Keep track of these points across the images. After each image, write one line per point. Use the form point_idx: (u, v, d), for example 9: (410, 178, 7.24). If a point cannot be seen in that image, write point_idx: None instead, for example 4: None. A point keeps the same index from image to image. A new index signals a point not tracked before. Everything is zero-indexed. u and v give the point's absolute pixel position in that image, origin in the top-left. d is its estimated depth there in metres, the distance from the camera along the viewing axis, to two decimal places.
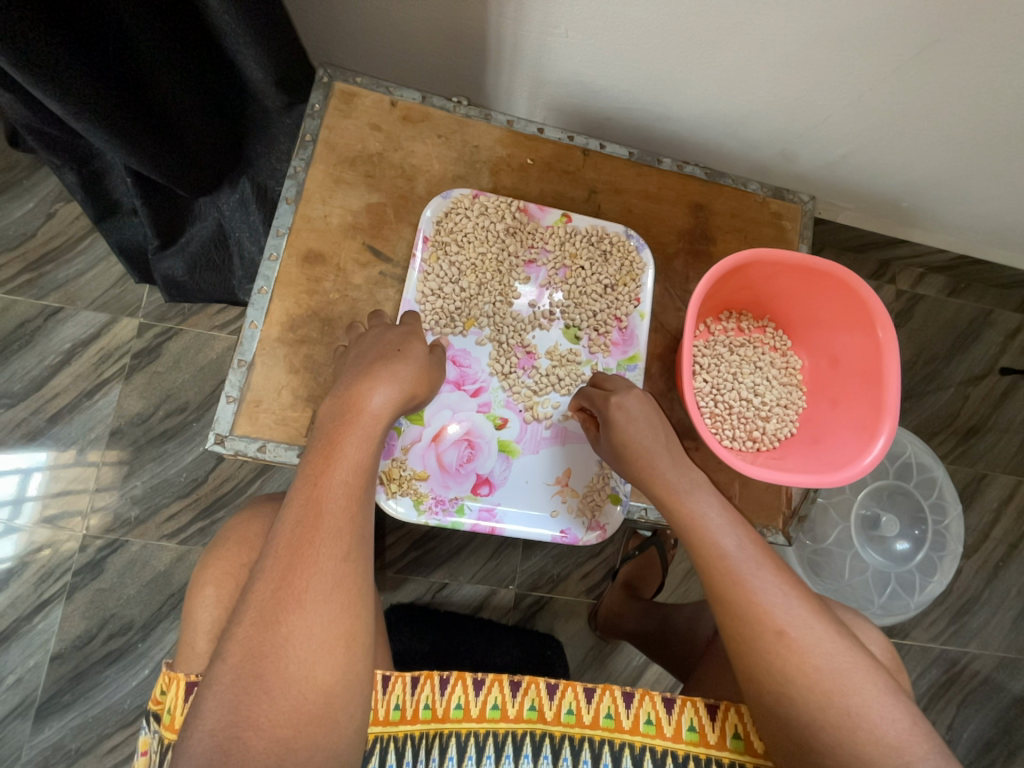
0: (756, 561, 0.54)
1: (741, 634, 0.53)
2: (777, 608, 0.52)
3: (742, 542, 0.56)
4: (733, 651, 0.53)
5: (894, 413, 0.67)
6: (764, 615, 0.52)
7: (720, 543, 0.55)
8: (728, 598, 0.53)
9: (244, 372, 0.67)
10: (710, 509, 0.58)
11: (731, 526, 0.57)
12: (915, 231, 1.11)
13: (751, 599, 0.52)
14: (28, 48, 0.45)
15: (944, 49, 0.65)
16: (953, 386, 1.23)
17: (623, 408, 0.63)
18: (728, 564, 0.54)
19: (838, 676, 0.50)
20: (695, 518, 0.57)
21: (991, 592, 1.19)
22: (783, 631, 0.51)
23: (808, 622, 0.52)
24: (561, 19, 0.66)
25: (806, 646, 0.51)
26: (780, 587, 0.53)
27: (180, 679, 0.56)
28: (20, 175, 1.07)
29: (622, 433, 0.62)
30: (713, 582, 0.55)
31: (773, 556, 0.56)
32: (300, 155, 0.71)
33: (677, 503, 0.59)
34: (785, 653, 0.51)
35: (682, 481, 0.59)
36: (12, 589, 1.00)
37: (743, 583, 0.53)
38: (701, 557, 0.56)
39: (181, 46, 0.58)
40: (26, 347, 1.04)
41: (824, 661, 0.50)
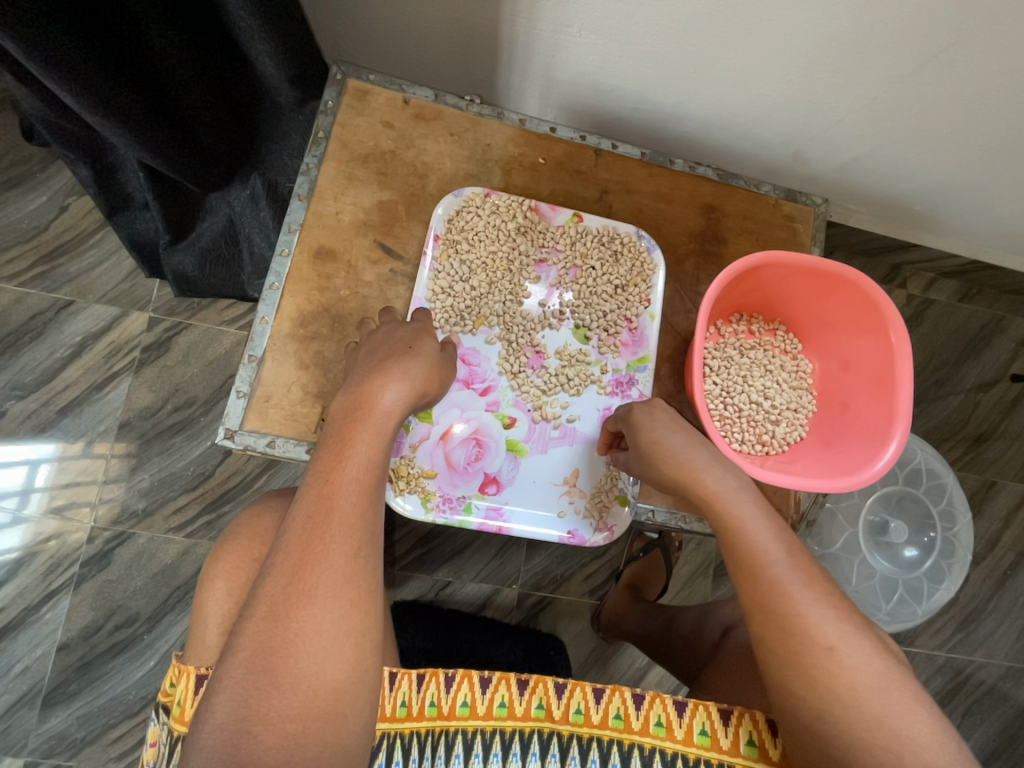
0: (803, 574, 0.54)
1: (780, 643, 0.52)
2: (826, 623, 0.51)
3: (790, 553, 0.55)
4: (774, 663, 0.52)
5: (906, 418, 0.67)
6: (813, 630, 0.51)
7: (761, 548, 0.55)
8: (774, 609, 0.53)
9: (255, 368, 0.67)
10: (751, 513, 0.57)
11: (776, 535, 0.56)
12: (927, 236, 1.10)
13: (799, 612, 0.52)
14: (43, 41, 0.45)
15: (961, 51, 0.65)
16: (963, 392, 1.22)
17: (648, 412, 0.65)
18: (775, 574, 0.54)
19: (884, 694, 0.49)
20: (740, 525, 0.57)
21: (999, 600, 1.19)
22: (832, 647, 0.51)
23: (855, 638, 0.51)
24: (576, 18, 0.66)
25: (855, 664, 0.50)
26: (827, 602, 0.53)
27: (190, 671, 0.57)
28: (33, 168, 1.08)
29: (651, 434, 0.63)
30: (757, 591, 0.54)
31: (818, 569, 0.56)
32: (312, 151, 0.71)
33: (723, 509, 0.58)
34: (833, 670, 0.50)
35: (722, 484, 0.59)
36: (20, 578, 1.01)
37: (790, 595, 0.53)
38: (745, 562, 0.55)
39: (197, 43, 0.58)
40: (37, 339, 1.05)
41: (872, 679, 0.50)
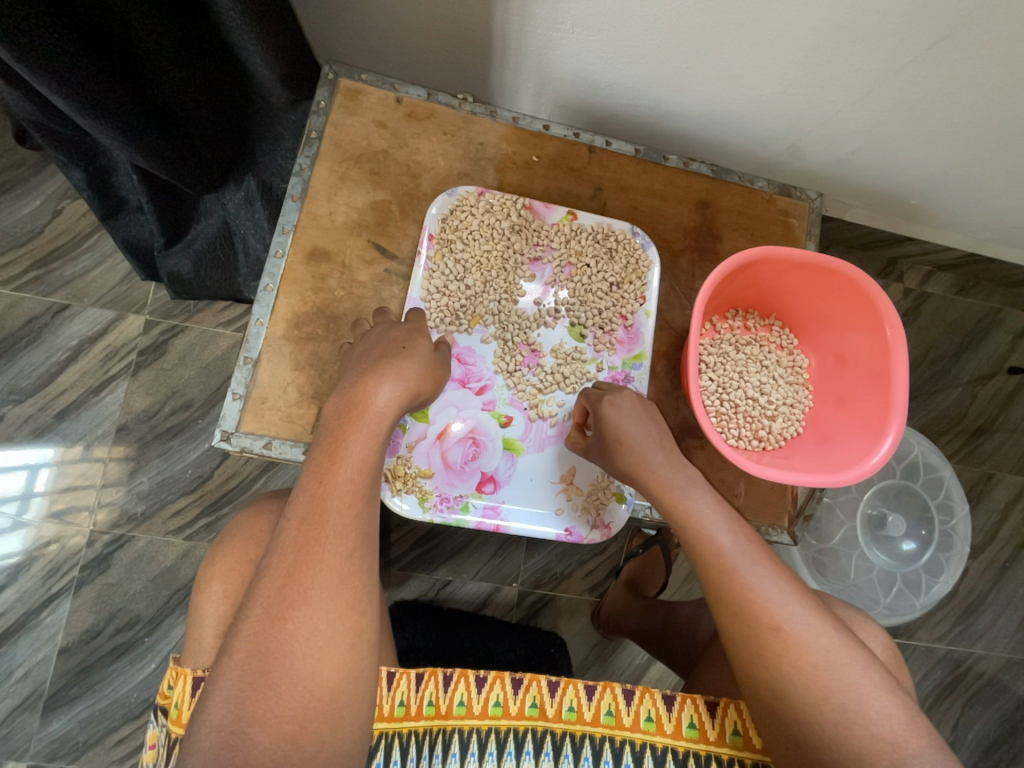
0: (750, 558, 0.54)
1: (734, 630, 0.53)
2: (774, 604, 0.52)
3: (737, 538, 0.56)
4: (732, 647, 0.53)
5: (901, 413, 0.67)
6: (760, 611, 0.52)
7: (710, 538, 0.56)
8: (724, 594, 0.53)
9: (250, 369, 0.67)
10: (706, 505, 0.58)
11: (728, 524, 0.57)
12: (923, 229, 1.10)
13: (747, 595, 0.52)
14: (34, 44, 0.45)
15: (954, 43, 0.65)
16: (961, 385, 1.22)
17: (616, 405, 0.65)
18: (723, 560, 0.54)
19: (833, 670, 0.49)
20: (689, 515, 0.58)
21: (997, 593, 1.19)
22: (779, 627, 0.51)
23: (804, 617, 0.51)
24: (567, 14, 0.66)
25: (803, 642, 0.50)
26: (776, 583, 0.53)
27: (188, 674, 0.57)
28: (28, 173, 1.07)
29: (615, 427, 0.63)
30: (710, 579, 0.55)
31: (769, 552, 0.56)
32: (305, 152, 0.71)
33: (673, 499, 0.59)
34: (781, 649, 0.50)
35: (671, 476, 0.60)
36: (20, 583, 1.01)
37: (739, 579, 0.53)
38: (697, 553, 0.56)
39: (189, 45, 0.58)
40: (34, 344, 1.05)
41: (821, 656, 0.50)
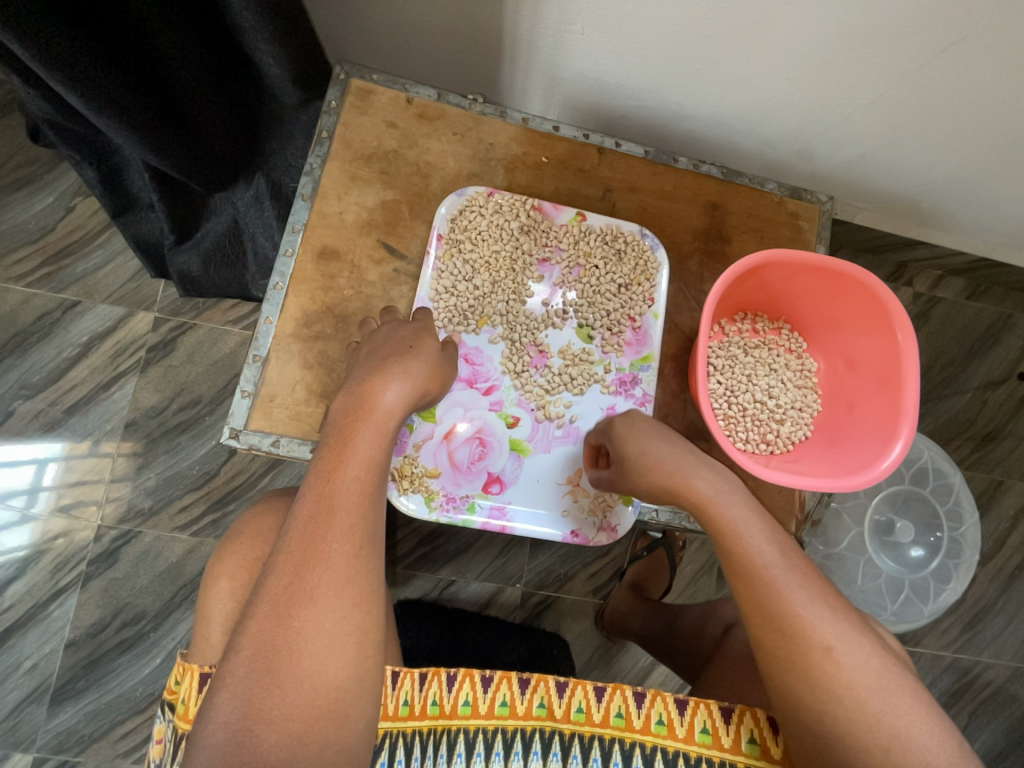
0: (798, 575, 0.54)
1: (778, 647, 0.52)
2: (824, 623, 0.51)
3: (783, 552, 0.55)
4: (772, 665, 0.52)
5: (912, 417, 0.66)
6: (811, 631, 0.51)
7: (756, 550, 0.55)
8: (771, 611, 0.52)
9: (259, 367, 0.68)
10: (750, 517, 0.57)
11: (772, 537, 0.56)
12: (934, 233, 1.09)
13: (796, 613, 0.51)
14: (50, 43, 0.45)
15: (969, 47, 0.64)
16: (971, 391, 1.21)
17: (632, 426, 0.66)
18: (771, 575, 0.53)
19: (883, 693, 0.49)
20: (733, 528, 0.56)
21: (1006, 601, 1.18)
22: (831, 647, 0.50)
23: (853, 638, 0.51)
24: (579, 15, 0.65)
25: (853, 663, 0.50)
26: (823, 602, 0.52)
27: (195, 670, 0.57)
28: (40, 170, 1.08)
29: (639, 446, 0.63)
30: (755, 594, 0.53)
31: (813, 569, 0.55)
32: (316, 151, 0.72)
33: (717, 510, 0.58)
34: (831, 670, 0.50)
35: (714, 484, 0.59)
36: (28, 576, 1.01)
37: (787, 596, 0.52)
38: (740, 567, 0.55)
39: (203, 45, 0.59)
40: (44, 339, 1.06)
41: (870, 678, 0.49)
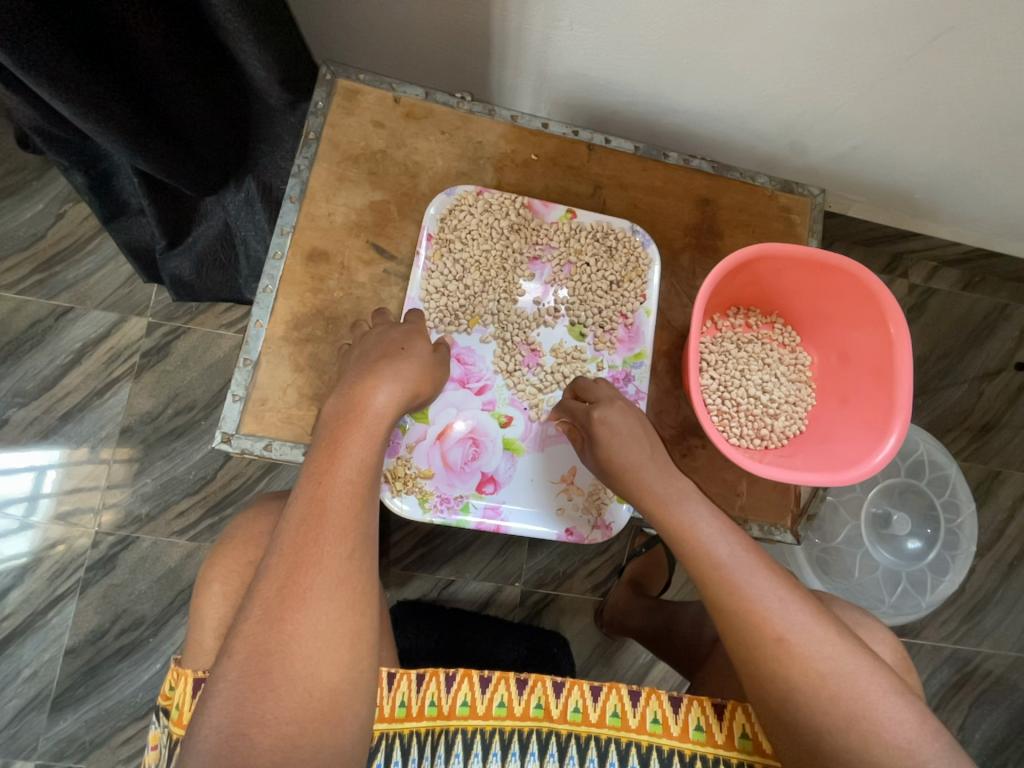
0: (750, 568, 0.53)
1: (738, 641, 0.52)
2: (776, 614, 0.51)
3: (734, 548, 0.54)
4: (737, 658, 0.52)
5: (905, 411, 0.66)
6: (763, 623, 0.50)
7: (707, 550, 0.55)
8: (725, 607, 0.52)
9: (250, 371, 0.68)
10: (700, 518, 0.56)
11: (722, 535, 0.55)
12: (928, 224, 1.09)
13: (748, 608, 0.51)
14: (32, 47, 0.45)
15: (957, 36, 0.64)
16: (967, 381, 1.21)
17: (607, 423, 0.62)
18: (722, 572, 0.53)
19: (841, 678, 0.48)
20: (686, 529, 0.56)
21: (1005, 592, 1.18)
22: (783, 638, 0.50)
23: (808, 626, 0.50)
24: (565, 12, 0.65)
25: (808, 651, 0.49)
26: (776, 592, 0.52)
27: (188, 675, 0.57)
28: (31, 176, 1.08)
29: (607, 450, 0.61)
30: (708, 592, 0.54)
31: (769, 560, 0.55)
32: (303, 153, 0.71)
33: (667, 515, 0.57)
34: (787, 660, 0.49)
35: (663, 489, 0.59)
36: (27, 584, 1.01)
37: (738, 590, 0.52)
38: (695, 568, 0.55)
39: (187, 45, 0.58)
40: (38, 346, 1.06)
41: (828, 665, 0.49)
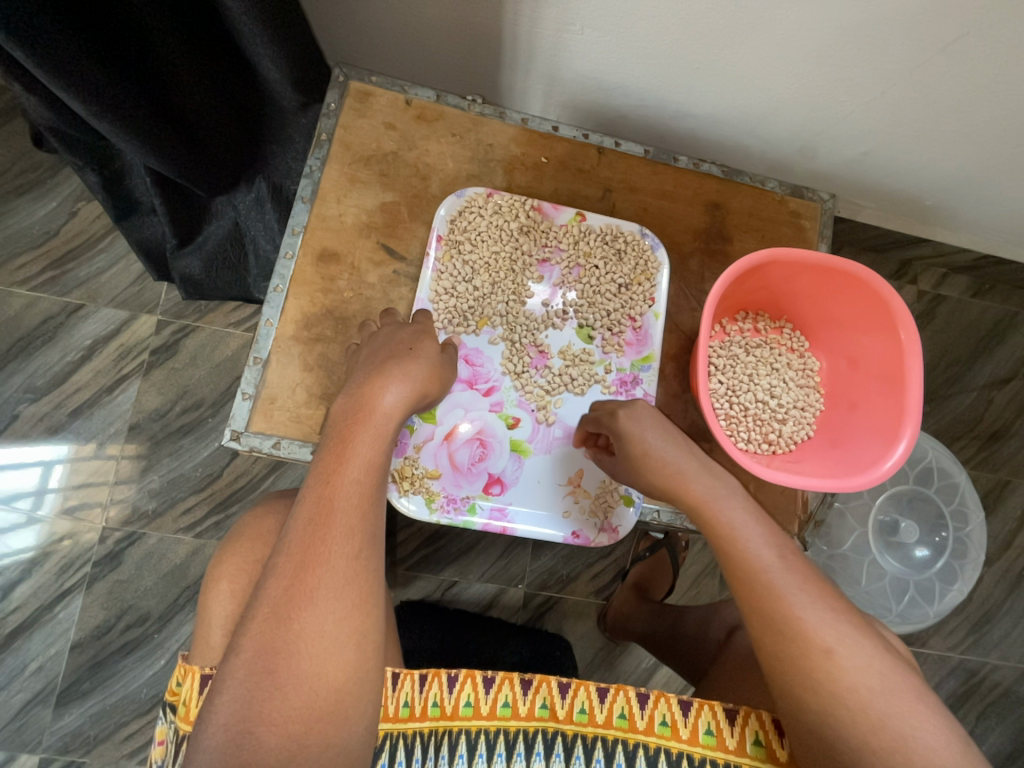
0: (798, 578, 0.53)
1: (780, 649, 0.51)
2: (824, 626, 0.50)
3: (781, 555, 0.54)
4: (775, 666, 0.51)
5: (916, 417, 0.65)
6: (811, 633, 0.50)
7: (754, 555, 0.54)
8: (770, 615, 0.51)
9: (260, 369, 0.68)
10: (747, 522, 0.56)
11: (769, 541, 0.55)
12: (938, 231, 1.08)
13: (796, 617, 0.51)
14: (51, 49, 0.46)
15: (970, 43, 0.64)
16: (976, 389, 1.20)
17: (634, 420, 0.62)
18: (769, 580, 0.52)
19: (888, 695, 0.48)
20: (732, 530, 0.55)
21: (1013, 602, 1.17)
22: (831, 650, 0.49)
23: (854, 639, 0.50)
24: (578, 16, 0.65)
25: (854, 665, 0.49)
26: (823, 604, 0.51)
27: (195, 671, 0.57)
28: (44, 174, 1.09)
29: (642, 446, 0.60)
30: (752, 598, 0.53)
31: (815, 573, 0.54)
32: (315, 154, 0.72)
33: (711, 515, 0.57)
34: (833, 673, 0.49)
35: (709, 488, 0.58)
36: (34, 578, 1.02)
37: (785, 599, 0.51)
38: (739, 572, 0.54)
39: (203, 47, 0.59)
40: (49, 343, 1.07)
41: (874, 680, 0.49)
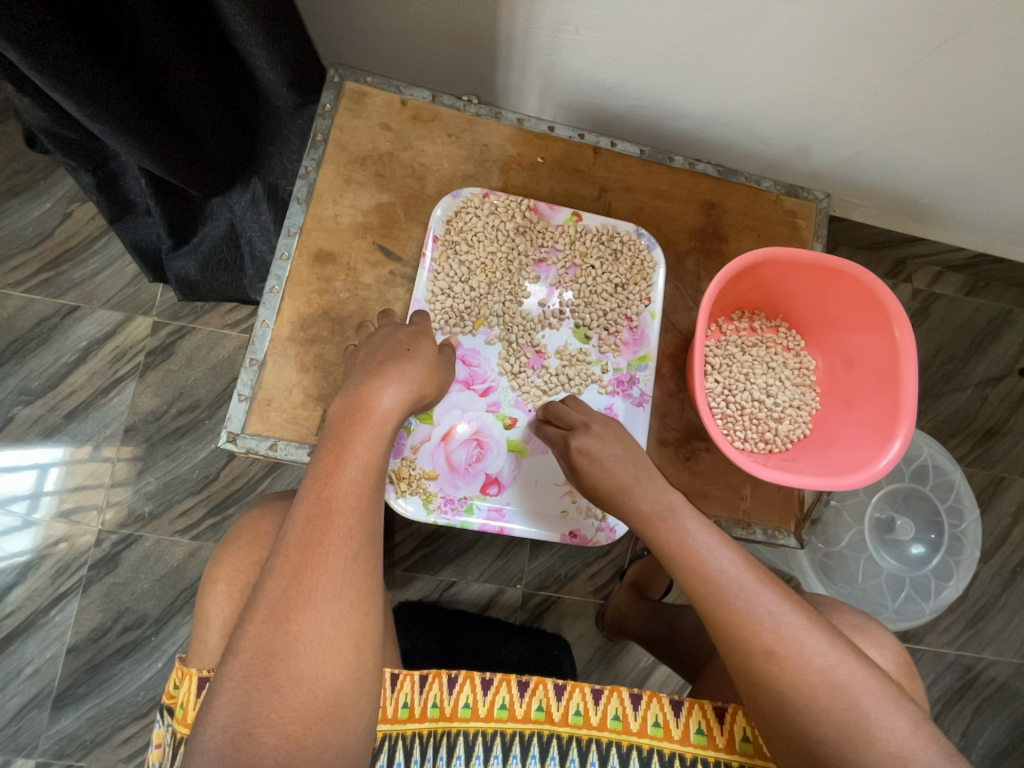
0: (739, 582, 0.52)
1: (729, 650, 0.51)
2: (765, 628, 0.50)
3: (724, 561, 0.53)
4: (730, 666, 0.52)
5: (911, 415, 0.66)
6: (752, 637, 0.50)
7: (694, 564, 0.54)
8: (714, 621, 0.52)
9: (256, 371, 0.68)
10: (688, 532, 0.55)
11: (711, 548, 0.54)
12: (933, 229, 1.09)
13: (737, 622, 0.51)
14: (47, 49, 0.46)
15: (963, 43, 0.64)
16: (971, 387, 1.21)
17: (585, 452, 0.62)
18: (709, 588, 0.52)
19: (834, 689, 0.48)
20: (673, 543, 0.55)
21: (1007, 599, 1.17)
22: (772, 651, 0.49)
23: (797, 637, 0.50)
24: (573, 16, 0.65)
25: (799, 663, 0.49)
26: (766, 604, 0.51)
27: (193, 674, 0.57)
28: (38, 175, 1.09)
29: (591, 478, 0.61)
30: (697, 604, 0.53)
31: (763, 572, 0.54)
32: (311, 155, 0.72)
33: (654, 529, 0.57)
34: (777, 672, 0.49)
35: (650, 503, 0.58)
36: (30, 581, 1.02)
37: (727, 605, 0.51)
38: (685, 581, 0.54)
39: (199, 48, 0.59)
40: (44, 345, 1.06)
41: (819, 676, 0.48)
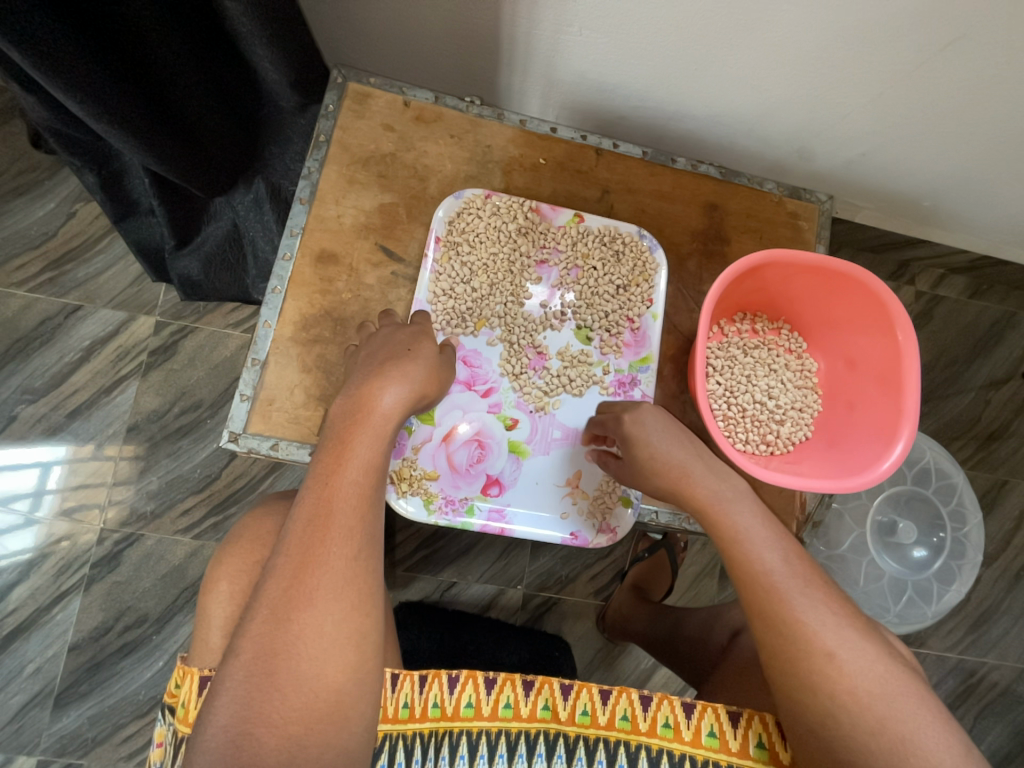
0: (802, 581, 0.53)
1: (779, 650, 0.51)
2: (826, 629, 0.50)
3: (786, 558, 0.54)
4: (774, 667, 0.51)
5: (913, 418, 0.66)
6: (812, 636, 0.50)
7: (758, 556, 0.54)
8: (772, 616, 0.52)
9: (258, 371, 0.68)
10: (752, 524, 0.56)
11: (776, 545, 0.54)
12: (935, 231, 1.09)
13: (798, 619, 0.51)
14: (50, 48, 0.46)
15: (966, 45, 0.64)
16: (974, 390, 1.20)
17: (639, 424, 0.63)
18: (772, 582, 0.52)
19: (888, 699, 0.48)
20: (738, 534, 0.55)
21: (1011, 602, 1.17)
22: (832, 653, 0.49)
23: (855, 643, 0.50)
24: (576, 18, 0.66)
25: (855, 669, 0.49)
26: (827, 607, 0.51)
27: (194, 673, 0.57)
28: (41, 175, 1.09)
29: (646, 449, 0.61)
30: (755, 598, 0.53)
31: (820, 575, 0.54)
32: (313, 156, 0.72)
33: (718, 517, 0.57)
34: (834, 675, 0.49)
35: (715, 490, 0.58)
36: (33, 579, 1.02)
37: (787, 601, 0.51)
38: (742, 573, 0.54)
39: (202, 48, 0.59)
40: (47, 344, 1.06)
41: (875, 685, 0.49)
